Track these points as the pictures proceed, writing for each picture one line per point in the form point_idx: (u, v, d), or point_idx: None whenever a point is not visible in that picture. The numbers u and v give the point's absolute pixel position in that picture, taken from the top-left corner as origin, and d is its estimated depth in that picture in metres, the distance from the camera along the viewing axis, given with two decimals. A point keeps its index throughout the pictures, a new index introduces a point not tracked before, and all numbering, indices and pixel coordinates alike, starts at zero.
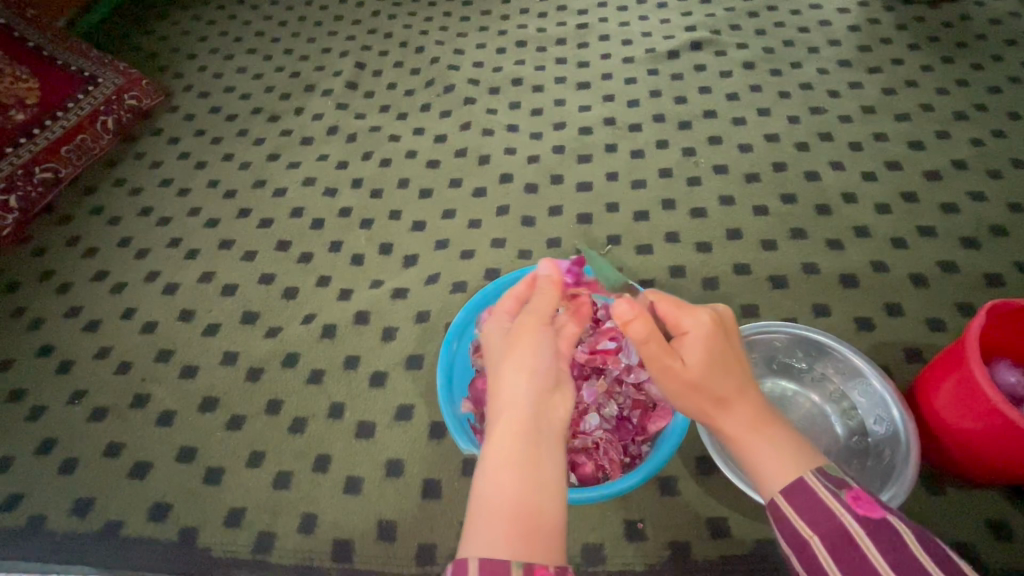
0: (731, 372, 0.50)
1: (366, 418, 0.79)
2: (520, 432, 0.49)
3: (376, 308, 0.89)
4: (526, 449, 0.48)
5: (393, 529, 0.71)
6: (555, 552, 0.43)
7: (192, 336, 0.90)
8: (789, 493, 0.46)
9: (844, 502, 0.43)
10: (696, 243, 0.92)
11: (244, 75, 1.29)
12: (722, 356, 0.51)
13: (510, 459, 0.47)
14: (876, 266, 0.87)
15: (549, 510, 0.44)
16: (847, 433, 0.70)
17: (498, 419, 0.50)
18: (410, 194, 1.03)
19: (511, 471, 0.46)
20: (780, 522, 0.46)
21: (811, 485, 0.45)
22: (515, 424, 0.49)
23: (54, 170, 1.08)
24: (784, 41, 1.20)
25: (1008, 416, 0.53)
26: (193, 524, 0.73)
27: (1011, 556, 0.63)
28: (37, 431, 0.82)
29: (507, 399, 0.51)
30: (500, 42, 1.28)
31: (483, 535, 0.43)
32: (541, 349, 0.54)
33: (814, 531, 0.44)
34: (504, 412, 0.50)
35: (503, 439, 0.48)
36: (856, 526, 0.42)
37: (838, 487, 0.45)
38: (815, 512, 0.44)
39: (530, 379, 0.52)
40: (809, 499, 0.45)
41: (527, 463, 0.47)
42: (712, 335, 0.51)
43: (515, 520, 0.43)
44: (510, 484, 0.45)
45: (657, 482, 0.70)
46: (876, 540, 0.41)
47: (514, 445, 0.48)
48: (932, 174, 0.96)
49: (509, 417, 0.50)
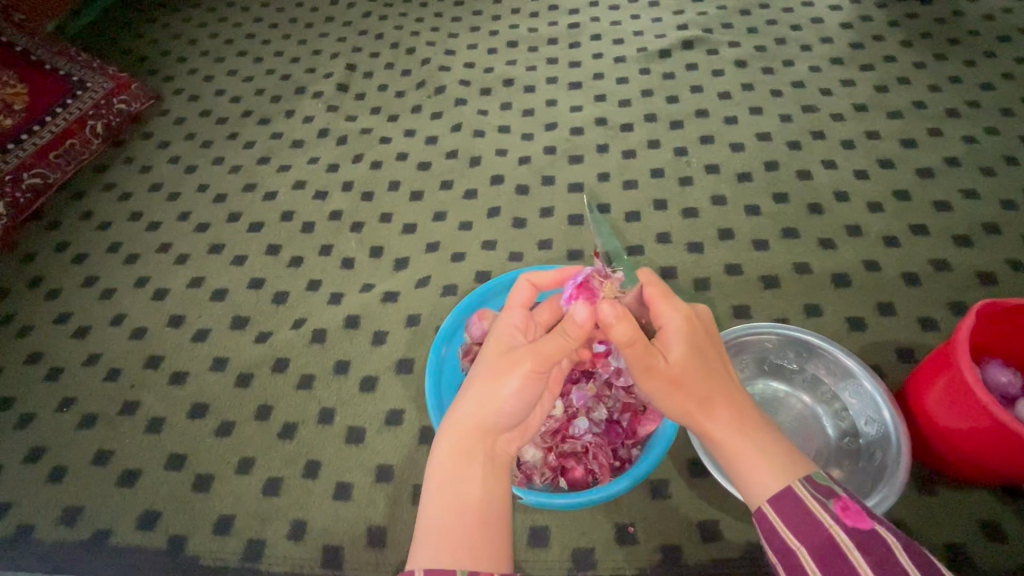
0: (712, 374, 0.51)
1: (356, 424, 0.79)
2: (474, 444, 0.50)
3: (367, 312, 0.89)
4: (476, 461, 0.49)
5: (383, 535, 0.70)
6: (500, 559, 0.44)
7: (181, 342, 0.89)
8: (775, 502, 0.45)
9: (833, 513, 0.43)
10: (687, 243, 0.91)
11: (234, 78, 1.28)
12: (704, 353, 0.52)
13: (459, 470, 0.48)
14: (868, 265, 0.86)
15: (492, 522, 0.45)
16: (839, 435, 0.70)
17: (452, 428, 0.51)
18: (401, 196, 1.03)
19: (458, 479, 0.48)
20: (767, 532, 0.45)
21: (799, 495, 0.45)
22: (471, 436, 0.50)
23: (43, 176, 1.07)
24: (776, 39, 1.19)
25: (999, 418, 0.53)
26: (182, 533, 0.72)
27: (1003, 556, 0.63)
28: (25, 440, 0.82)
29: (466, 407, 0.52)
30: (491, 43, 1.27)
31: (427, 541, 0.44)
32: (534, 369, 0.52)
33: (801, 540, 0.44)
34: (459, 422, 0.51)
35: (456, 448, 0.50)
36: (845, 538, 0.42)
37: (826, 496, 0.44)
38: (803, 522, 0.44)
39: (507, 392, 0.52)
40: (798, 509, 0.44)
41: (478, 475, 0.48)
42: (692, 333, 0.53)
43: (458, 528, 0.44)
44: (455, 495, 0.47)
45: (648, 485, 0.70)
46: (865, 553, 0.41)
47: (466, 457, 0.49)
48: (924, 172, 0.96)
49: (467, 427, 0.51)
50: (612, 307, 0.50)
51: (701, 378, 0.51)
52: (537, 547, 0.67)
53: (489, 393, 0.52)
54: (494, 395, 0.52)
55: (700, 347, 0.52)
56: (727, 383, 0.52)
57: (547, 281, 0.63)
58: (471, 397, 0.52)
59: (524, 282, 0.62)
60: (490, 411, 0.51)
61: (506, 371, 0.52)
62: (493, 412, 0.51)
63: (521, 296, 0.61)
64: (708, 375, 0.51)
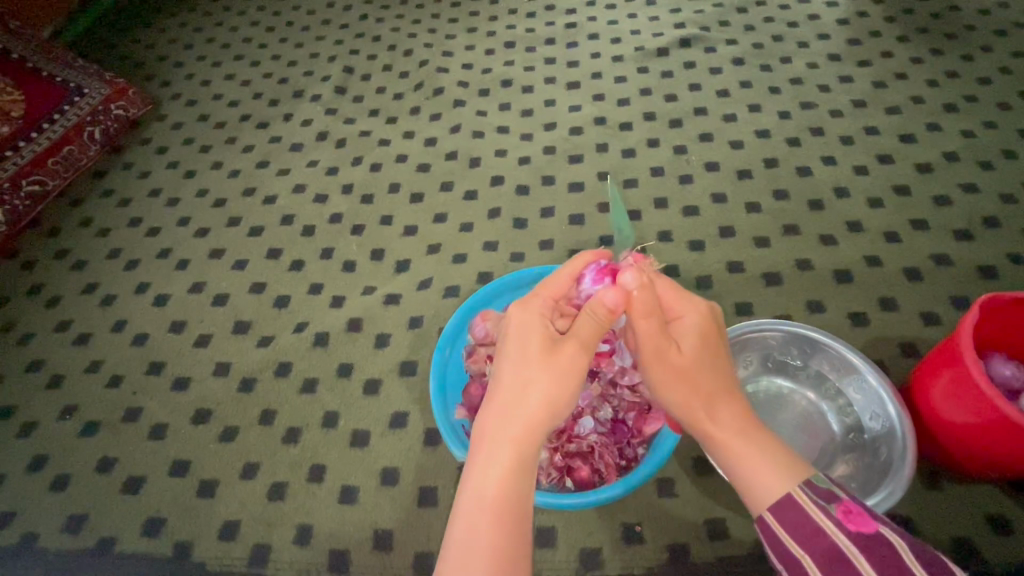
0: (721, 372, 0.52)
1: (360, 427, 0.79)
2: (517, 452, 0.49)
3: (369, 315, 0.89)
4: (521, 471, 0.49)
5: (390, 538, 0.70)
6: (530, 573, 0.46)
7: (183, 348, 0.89)
8: (776, 512, 0.45)
9: (834, 518, 0.43)
10: (689, 242, 0.91)
11: (232, 82, 1.28)
12: (715, 348, 0.53)
13: (503, 481, 0.48)
14: (869, 260, 0.87)
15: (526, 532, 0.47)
16: (844, 430, 0.70)
17: (494, 436, 0.50)
18: (401, 199, 1.03)
19: (500, 490, 0.47)
20: (772, 542, 0.46)
21: (800, 501, 0.45)
22: (515, 444, 0.50)
23: (42, 183, 1.07)
24: (773, 36, 1.20)
25: (1003, 411, 0.53)
26: (187, 540, 0.72)
27: (1009, 550, 0.63)
28: (27, 449, 0.81)
29: (508, 413, 0.51)
30: (489, 44, 1.27)
31: (464, 553, 0.45)
32: (575, 373, 0.52)
33: (806, 549, 0.44)
34: (500, 429, 0.50)
35: (500, 458, 0.49)
36: (848, 543, 0.42)
37: (828, 501, 0.44)
38: (805, 530, 0.44)
39: (549, 392, 0.51)
40: (799, 518, 0.44)
41: (518, 483, 0.48)
42: (703, 334, 0.53)
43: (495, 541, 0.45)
44: (495, 509, 0.47)
45: (654, 483, 0.70)
46: (870, 558, 0.41)
47: (510, 468, 0.48)
48: (923, 167, 0.96)
49: (510, 435, 0.50)
50: (632, 273, 0.54)
51: (713, 373, 0.52)
52: (544, 547, 0.67)
53: (530, 394, 0.51)
54: (536, 397, 0.51)
55: (712, 344, 0.53)
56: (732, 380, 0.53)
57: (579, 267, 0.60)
58: (511, 399, 0.51)
59: (566, 272, 0.59)
60: (530, 416, 0.50)
61: (547, 377, 0.51)
62: (536, 417, 0.50)
63: (560, 286, 0.58)
64: (716, 373, 0.52)
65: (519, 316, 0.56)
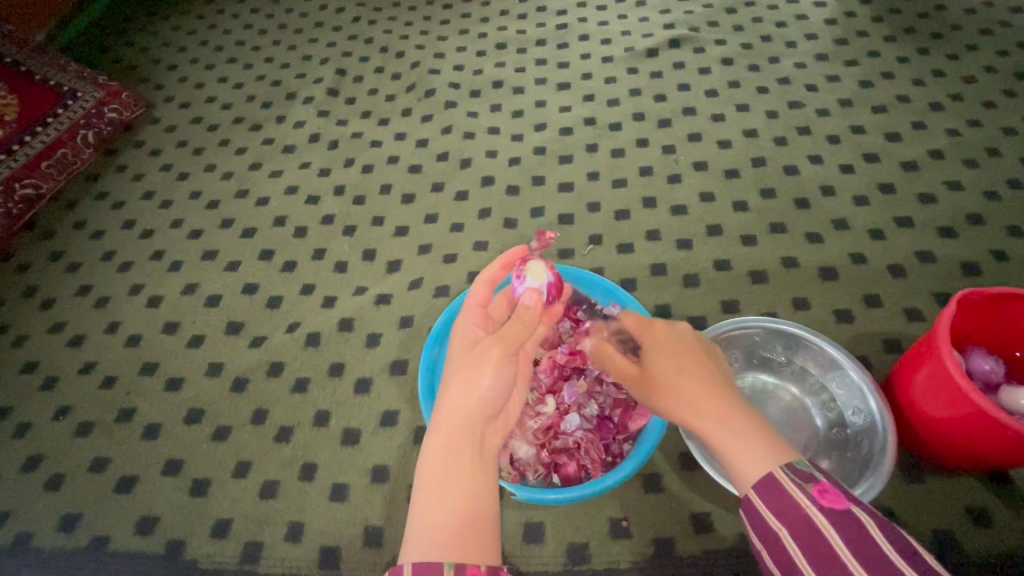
0: (692, 369, 0.54)
1: (351, 426, 0.79)
2: (459, 438, 0.50)
3: (360, 315, 0.90)
4: (464, 455, 0.49)
5: (380, 535, 0.71)
6: (489, 553, 0.44)
7: (176, 348, 0.90)
8: (759, 489, 0.46)
9: (808, 493, 0.44)
10: (677, 240, 0.92)
11: (225, 85, 1.29)
12: (679, 354, 0.56)
13: (448, 465, 0.48)
14: (854, 258, 0.88)
15: (478, 512, 0.45)
16: (827, 425, 0.70)
17: (435, 429, 0.51)
18: (392, 200, 1.04)
19: (447, 474, 0.47)
20: (751, 518, 0.46)
21: (779, 480, 0.45)
22: (459, 431, 0.50)
23: (35, 186, 1.08)
24: (762, 36, 1.21)
25: (979, 405, 0.54)
26: (180, 537, 0.73)
27: (989, 541, 0.64)
28: (22, 449, 0.82)
29: (450, 404, 0.52)
30: (480, 45, 1.28)
31: (419, 541, 0.44)
32: (500, 363, 0.54)
33: (781, 522, 0.44)
34: (442, 421, 0.51)
35: (444, 450, 0.49)
36: (821, 518, 0.43)
37: (804, 480, 0.45)
38: (782, 504, 0.44)
39: (484, 386, 0.53)
40: (776, 491, 0.45)
41: (464, 472, 0.48)
42: (660, 343, 0.58)
43: (448, 525, 0.44)
44: (446, 494, 0.46)
45: (640, 479, 0.71)
46: (841, 531, 0.42)
47: (453, 452, 0.49)
48: (909, 165, 0.97)
49: (453, 428, 0.50)
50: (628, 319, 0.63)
51: (673, 369, 0.55)
52: (532, 543, 0.68)
53: (470, 390, 0.52)
54: (472, 388, 0.53)
55: (676, 352, 0.56)
56: (706, 374, 0.54)
57: (497, 272, 0.66)
58: (449, 393, 0.53)
59: (480, 282, 0.64)
60: (464, 410, 0.51)
61: (479, 368, 0.54)
62: (474, 405, 0.52)
63: (479, 294, 0.63)
64: (685, 370, 0.54)
65: (459, 330, 0.61)
